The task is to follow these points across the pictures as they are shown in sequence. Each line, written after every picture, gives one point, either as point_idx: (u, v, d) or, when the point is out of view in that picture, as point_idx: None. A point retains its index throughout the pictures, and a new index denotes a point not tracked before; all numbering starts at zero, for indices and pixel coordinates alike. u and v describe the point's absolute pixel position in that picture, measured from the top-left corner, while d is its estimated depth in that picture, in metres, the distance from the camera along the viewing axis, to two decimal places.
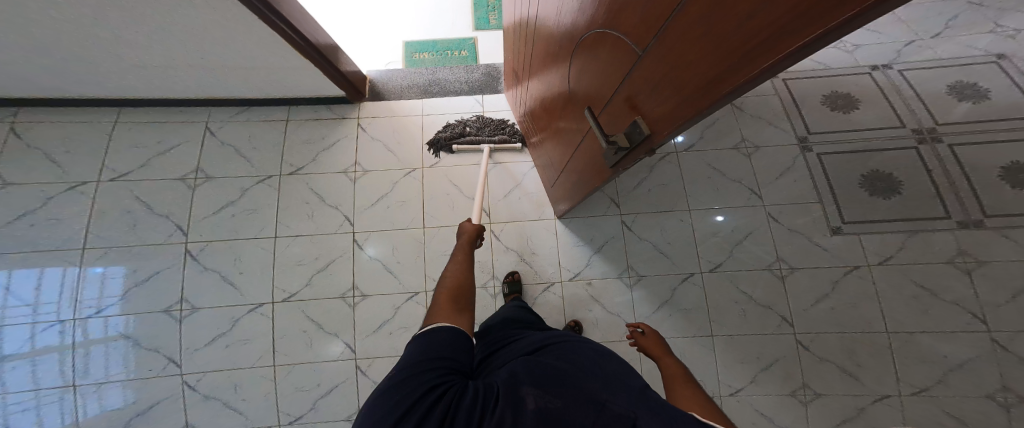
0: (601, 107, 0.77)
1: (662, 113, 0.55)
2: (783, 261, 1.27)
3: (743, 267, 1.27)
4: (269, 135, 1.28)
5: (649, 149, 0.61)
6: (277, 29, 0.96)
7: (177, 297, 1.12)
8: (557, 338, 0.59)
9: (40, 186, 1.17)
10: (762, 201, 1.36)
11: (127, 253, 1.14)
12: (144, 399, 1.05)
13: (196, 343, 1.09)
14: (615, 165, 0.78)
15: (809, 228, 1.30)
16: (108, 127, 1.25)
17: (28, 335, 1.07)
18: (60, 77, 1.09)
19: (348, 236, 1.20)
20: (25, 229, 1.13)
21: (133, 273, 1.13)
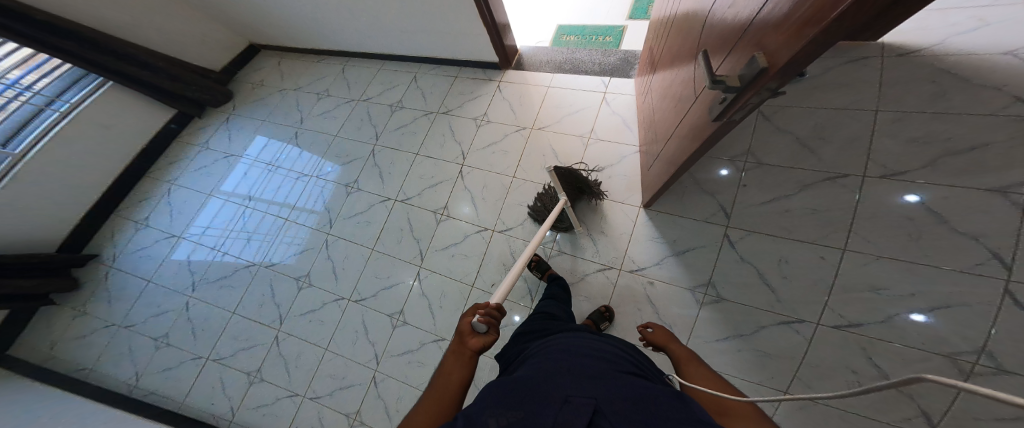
0: (727, 56, 0.72)
1: (787, 41, 0.50)
2: (989, 354, 0.77)
3: (900, 341, 0.88)
4: (441, 86, 1.74)
5: (761, 86, 0.56)
6: (479, 5, 1.37)
7: (353, 180, 1.70)
8: (539, 356, 0.67)
9: (335, 98, 1.98)
10: (1008, 278, 0.78)
11: (343, 148, 1.80)
12: (310, 242, 1.64)
13: (348, 214, 1.64)
14: (721, 114, 0.72)
15: None
16: (374, 70, 1.97)
17: (293, 181, 1.83)
18: (362, 36, 1.85)
19: (457, 166, 1.53)
20: (321, 121, 1.94)
21: (339, 162, 1.78)
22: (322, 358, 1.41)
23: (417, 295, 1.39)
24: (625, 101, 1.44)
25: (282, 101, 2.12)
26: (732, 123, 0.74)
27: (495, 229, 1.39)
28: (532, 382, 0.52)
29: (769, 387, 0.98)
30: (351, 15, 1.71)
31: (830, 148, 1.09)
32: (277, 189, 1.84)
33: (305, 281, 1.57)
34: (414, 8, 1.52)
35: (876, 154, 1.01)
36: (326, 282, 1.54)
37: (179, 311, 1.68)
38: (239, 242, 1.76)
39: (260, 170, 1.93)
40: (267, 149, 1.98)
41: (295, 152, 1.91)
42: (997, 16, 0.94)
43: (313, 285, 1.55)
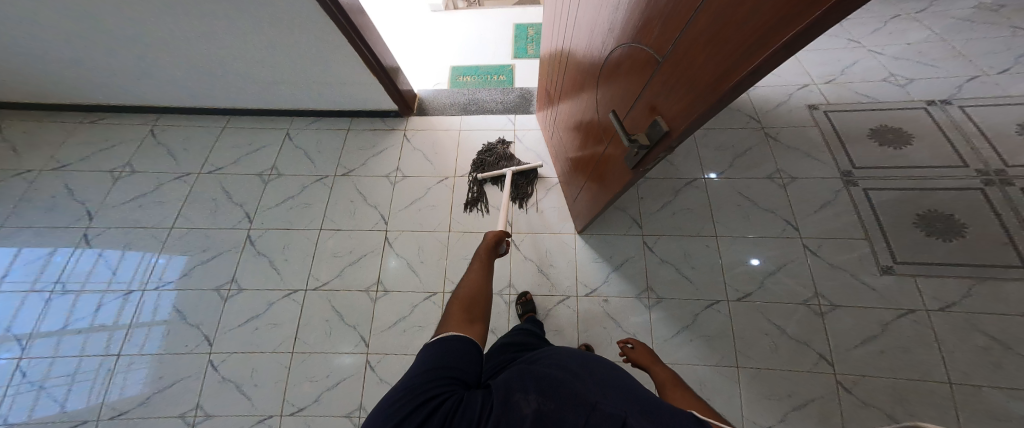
0: (623, 112, 0.86)
1: (678, 112, 0.63)
2: (822, 297, 1.21)
3: (775, 299, 1.24)
4: (329, 141, 1.45)
5: (669, 145, 0.69)
6: (355, 44, 1.16)
7: (228, 278, 1.22)
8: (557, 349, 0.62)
9: (152, 173, 1.37)
10: (798, 234, 1.37)
11: (193, 240, 1.27)
12: (174, 371, 1.09)
13: (234, 324, 1.17)
14: (636, 165, 0.84)
15: (853, 265, 1.26)
16: (216, 130, 1.48)
17: (96, 299, 1.17)
18: (185, 88, 1.36)
19: (382, 232, 1.31)
20: (132, 209, 1.30)
21: (190, 257, 1.25)
22: None
23: (376, 382, 1.11)
24: (534, 137, 1.56)
25: (34, 187, 1.32)
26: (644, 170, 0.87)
27: (446, 292, 1.25)
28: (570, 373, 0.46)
29: (724, 365, 1.16)
30: (163, 57, 1.19)
31: (680, 160, 1.60)
32: (64, 317, 1.15)
33: (197, 414, 1.05)
34: (282, 57, 1.20)
35: (706, 163, 1.58)
36: (227, 405, 1.06)
37: None
38: (24, 400, 1.05)
39: (21, 296, 1.17)
40: (18, 265, 1.20)
41: (87, 259, 1.22)
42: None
43: (212, 416, 1.05)
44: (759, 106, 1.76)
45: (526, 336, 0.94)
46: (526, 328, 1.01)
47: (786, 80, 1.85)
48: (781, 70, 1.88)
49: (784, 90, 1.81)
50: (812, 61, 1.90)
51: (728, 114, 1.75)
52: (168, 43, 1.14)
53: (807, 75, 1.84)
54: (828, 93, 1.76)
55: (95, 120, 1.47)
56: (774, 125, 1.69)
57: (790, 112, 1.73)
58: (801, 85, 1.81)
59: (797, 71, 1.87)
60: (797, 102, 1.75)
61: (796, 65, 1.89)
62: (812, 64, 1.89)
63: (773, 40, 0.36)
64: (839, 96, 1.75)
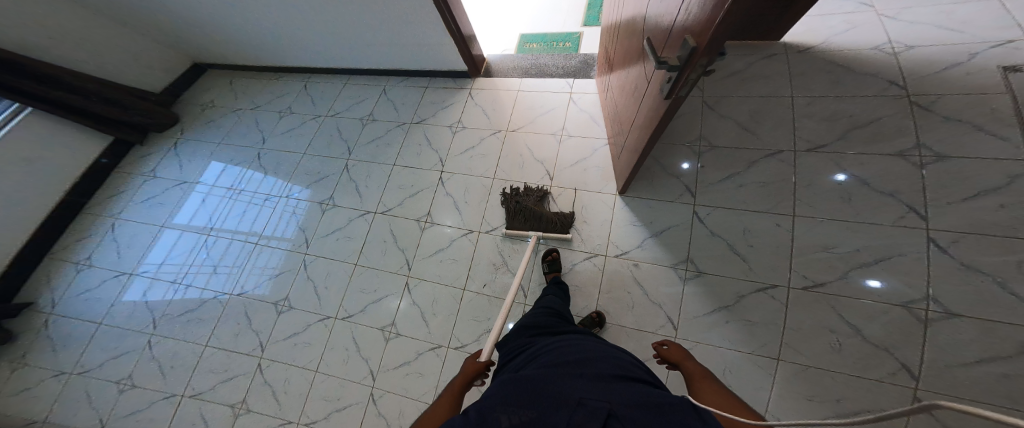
0: (665, 42, 0.85)
1: (706, 20, 0.62)
2: (936, 301, 0.93)
3: (867, 297, 0.99)
4: (412, 97, 1.75)
5: (695, 61, 0.69)
6: (444, 15, 1.42)
7: (329, 197, 1.63)
8: (553, 353, 0.72)
9: (299, 115, 1.91)
10: (926, 225, 1.02)
11: (314, 166, 1.72)
12: (286, 265, 1.54)
13: (327, 231, 1.56)
14: (668, 93, 0.83)
15: (1012, 272, 0.90)
16: (341, 83, 1.94)
17: (259, 202, 1.71)
18: (327, 55, 1.84)
19: (437, 173, 1.53)
20: (286, 139, 1.85)
21: (310, 180, 1.70)
22: (314, 381, 1.31)
23: (408, 305, 1.35)
24: (590, 100, 1.55)
25: (239, 122, 1.98)
26: (678, 103, 0.85)
27: (481, 231, 1.40)
28: (544, 382, 0.60)
29: (763, 356, 1.00)
30: (317, 29, 1.66)
31: (764, 128, 1.36)
32: (241, 214, 1.71)
33: (283, 305, 1.46)
34: (384, 21, 1.52)
35: (801, 133, 1.31)
36: (307, 304, 1.44)
37: (141, 352, 1.50)
38: (202, 278, 1.60)
39: (220, 197, 1.78)
40: (226, 174, 1.83)
41: (259, 174, 1.79)
42: (856, 20, 1.51)
43: (294, 308, 1.45)
44: (909, 69, 1.33)
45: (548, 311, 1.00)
46: (549, 306, 1.03)
47: (969, 36, 1.32)
48: (962, 22, 1.37)
49: (961, 49, 1.31)
50: None
51: (853, 79, 1.38)
52: (320, 18, 1.58)
53: (1014, 28, 1.28)
54: None
55: (274, 78, 2.10)
56: (928, 92, 1.26)
57: (964, 75, 1.25)
58: (1000, 41, 1.28)
59: (996, 22, 1.32)
60: (982, 63, 1.25)
61: (996, 14, 1.33)
62: None
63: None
64: None
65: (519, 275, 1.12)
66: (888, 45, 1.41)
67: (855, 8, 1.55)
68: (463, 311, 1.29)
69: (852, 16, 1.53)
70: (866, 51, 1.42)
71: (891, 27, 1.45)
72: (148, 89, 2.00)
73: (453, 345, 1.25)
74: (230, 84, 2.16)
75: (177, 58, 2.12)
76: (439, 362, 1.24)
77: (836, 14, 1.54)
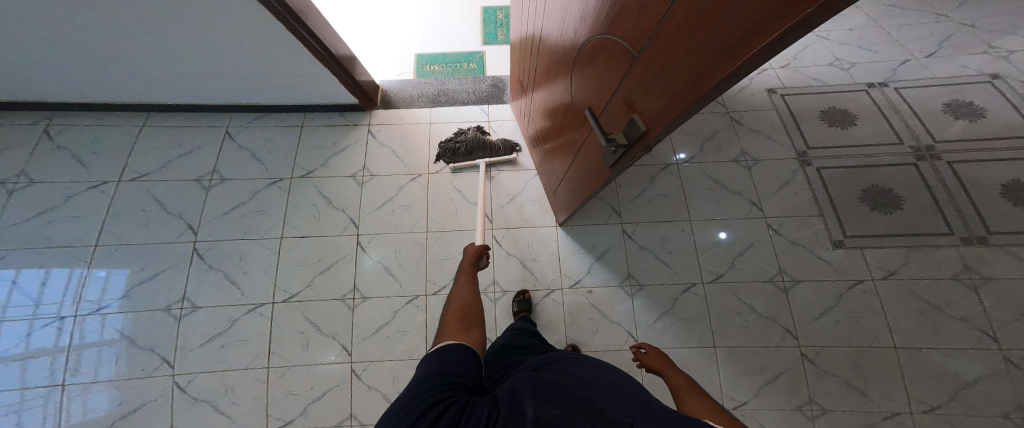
0: (601, 108, 0.85)
1: (656, 113, 0.62)
2: (786, 273, 1.30)
3: (746, 278, 1.30)
4: (284, 139, 1.33)
5: (646, 145, 0.68)
6: (295, 32, 1.01)
7: (179, 296, 1.11)
8: (564, 362, 0.58)
9: (63, 184, 1.21)
10: (763, 215, 1.44)
11: (134, 256, 1.14)
12: (133, 395, 1.00)
13: (193, 344, 1.06)
14: (614, 163, 0.84)
15: (812, 241, 1.36)
16: (132, 130, 1.31)
17: (21, 332, 1.04)
18: (101, 80, 1.17)
19: (354, 236, 1.23)
20: (44, 226, 1.14)
21: (133, 270, 1.12)
22: None
23: (363, 388, 1.06)
24: (509, 127, 1.51)
25: None
26: (623, 167, 0.85)
27: (428, 294, 1.19)
28: (568, 388, 0.46)
29: (703, 347, 1.20)
30: (59, 44, 0.99)
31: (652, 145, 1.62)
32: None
33: None
34: (215, 48, 1.06)
35: (677, 148, 1.62)
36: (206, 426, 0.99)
37: None
38: None
39: None
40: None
41: None
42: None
43: None
44: (724, 91, 1.81)
45: (524, 335, 0.99)
46: (522, 327, 1.05)
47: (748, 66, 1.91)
48: None
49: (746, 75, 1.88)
50: None
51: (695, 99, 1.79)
52: (61, 30, 0.95)
53: (767, 61, 1.92)
54: (785, 78, 1.85)
55: None
56: (738, 110, 1.75)
57: (752, 96, 1.80)
58: (761, 71, 1.89)
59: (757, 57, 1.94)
60: (757, 86, 1.82)
61: None
62: None
63: (746, 51, 0.34)
64: (795, 80, 1.85)
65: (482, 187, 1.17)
66: None
67: None
68: None
69: None
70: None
71: None
72: None
73: None
74: None
75: None
76: None
77: None
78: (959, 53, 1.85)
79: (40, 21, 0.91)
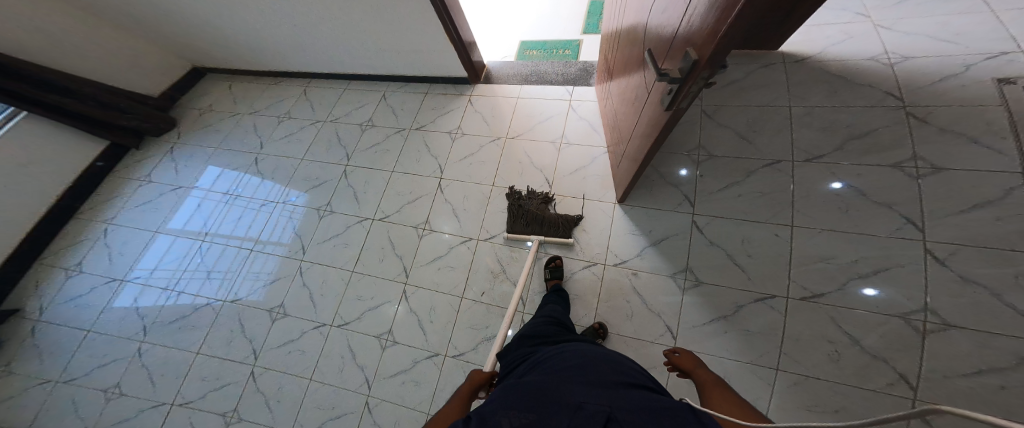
0: (666, 53, 0.85)
1: (708, 34, 0.63)
2: (934, 313, 0.93)
3: (865, 307, 0.99)
4: (412, 103, 1.75)
5: (697, 74, 0.69)
6: (443, 19, 1.41)
7: (325, 203, 1.62)
8: (554, 359, 0.71)
9: (298, 120, 1.90)
10: (923, 236, 1.02)
11: (313, 171, 1.71)
12: (281, 272, 1.52)
13: (323, 238, 1.55)
14: (669, 105, 0.84)
15: (1006, 286, 0.91)
16: (339, 90, 1.93)
17: (254, 210, 1.70)
18: (326, 58, 1.83)
19: (436, 180, 1.53)
20: (285, 143, 1.84)
21: (310, 186, 1.68)
22: (308, 388, 1.29)
23: (406, 312, 1.33)
24: (590, 107, 1.55)
25: (236, 126, 1.97)
26: (679, 113, 0.85)
27: (480, 239, 1.40)
28: (548, 390, 0.58)
29: (761, 365, 1.00)
30: (315, 33, 1.64)
31: (762, 137, 1.37)
32: (235, 220, 1.69)
33: (279, 312, 1.45)
34: (384, 30, 1.54)
35: (799, 144, 1.32)
36: (303, 310, 1.43)
37: (131, 359, 1.48)
38: (196, 281, 1.58)
39: (215, 203, 1.76)
40: (222, 179, 1.82)
41: (256, 180, 1.78)
42: (854, 31, 1.53)
43: (288, 315, 1.43)
44: (906, 81, 1.34)
45: (550, 324, 0.97)
46: (551, 313, 1.03)
47: (965, 47, 1.35)
48: (960, 33, 1.38)
49: (957, 60, 1.33)
50: (1022, 21, 1.34)
51: (851, 90, 1.39)
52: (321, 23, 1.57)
53: (1008, 41, 1.31)
54: None
55: (279, 83, 2.08)
56: (923, 104, 1.27)
57: (961, 87, 1.26)
58: (994, 54, 1.30)
59: (989, 35, 1.34)
60: (976, 75, 1.27)
61: (985, 27, 1.36)
62: (1022, 24, 1.33)
63: None
64: None
65: (522, 279, 1.14)
66: (883, 55, 1.43)
67: (853, 18, 1.57)
68: (460, 319, 1.28)
69: (850, 27, 1.54)
70: (863, 61, 1.44)
71: (888, 38, 1.46)
72: (146, 94, 1.99)
73: (451, 354, 1.23)
74: (229, 88, 2.15)
75: (172, 61, 2.10)
76: (436, 371, 1.22)
77: (834, 24, 1.56)
78: None
79: (312, 18, 1.54)
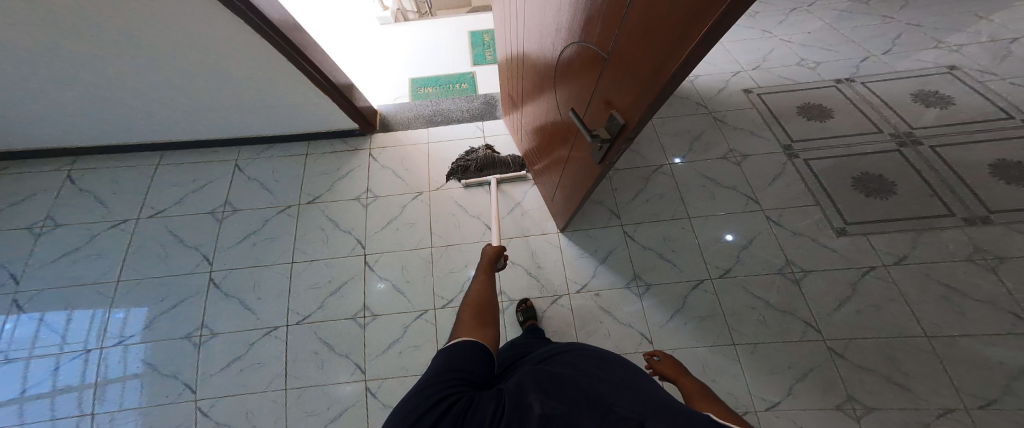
0: (583, 109, 0.89)
1: (630, 104, 0.65)
2: (794, 264, 1.31)
3: (754, 272, 1.31)
4: (290, 167, 1.36)
5: (626, 137, 0.71)
6: (298, 64, 1.07)
7: (198, 325, 1.09)
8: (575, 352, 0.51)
9: (89, 223, 1.23)
10: (760, 207, 1.47)
11: (148, 290, 1.14)
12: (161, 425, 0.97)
13: (213, 370, 1.03)
14: (600, 159, 0.86)
15: (813, 230, 1.39)
16: (149, 169, 1.35)
17: (51, 367, 1.03)
18: (113, 121, 1.21)
19: (360, 257, 1.22)
20: (68, 265, 1.16)
21: (153, 306, 1.11)
22: None
23: (380, 408, 1.00)
24: (505, 142, 1.55)
25: None
26: (611, 163, 0.87)
27: (436, 308, 1.16)
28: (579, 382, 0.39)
29: (722, 344, 1.18)
30: (69, 83, 1.02)
31: (643, 148, 1.68)
32: (18, 385, 1.01)
33: None
34: (219, 81, 1.09)
35: (667, 150, 1.67)
36: None
37: None
38: None
39: None
40: None
41: (28, 325, 1.08)
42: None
43: None
44: (704, 94, 1.90)
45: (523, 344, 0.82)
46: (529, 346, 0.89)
47: (722, 69, 2.01)
48: (715, 58, 2.06)
49: (722, 78, 1.97)
50: (741, 50, 2.10)
51: (677, 102, 1.87)
52: (81, 69, 0.99)
53: (737, 64, 2.03)
54: (759, 79, 1.95)
55: (17, 173, 1.32)
56: (720, 110, 1.83)
57: (729, 97, 1.89)
58: (734, 73, 1.99)
59: (729, 60, 2.05)
60: (734, 88, 1.91)
61: (726, 55, 2.07)
62: (742, 53, 2.08)
63: (698, 26, 0.40)
64: (768, 80, 1.95)
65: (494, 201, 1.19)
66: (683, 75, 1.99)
67: None
68: None
69: None
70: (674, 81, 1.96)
71: None
72: None
73: None
74: None
75: None
76: None
77: None
78: (917, 48, 1.98)
79: (58, 63, 0.95)
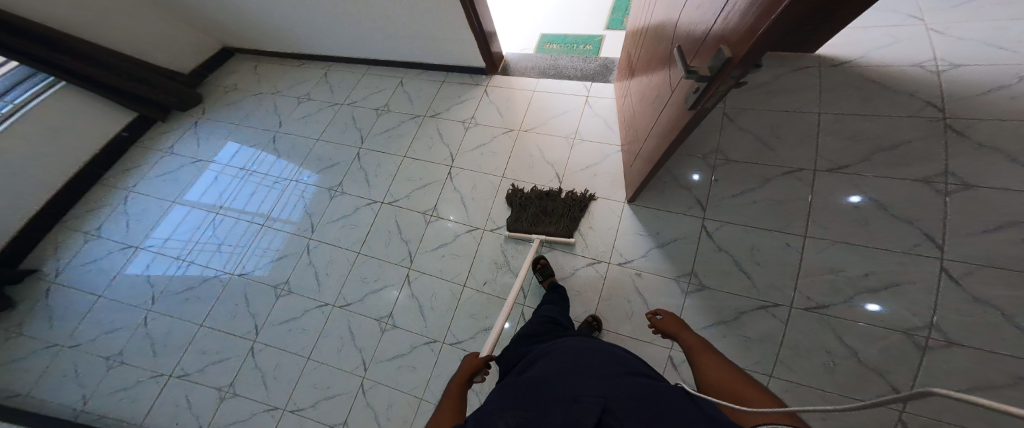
0: (694, 51, 0.78)
1: (745, 33, 0.56)
2: (936, 328, 0.89)
3: (864, 320, 0.98)
4: (428, 90, 1.77)
5: (727, 74, 0.62)
6: (467, 12, 1.43)
7: (337, 184, 1.66)
8: (554, 352, 0.64)
9: (317, 102, 1.94)
10: (942, 255, 0.92)
11: (326, 152, 1.75)
12: (288, 249, 1.57)
13: (332, 218, 1.59)
14: (694, 103, 0.77)
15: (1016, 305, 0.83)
16: (358, 74, 1.96)
17: (265, 188, 1.75)
18: (352, 45, 1.88)
19: (446, 168, 1.54)
20: (303, 123, 1.88)
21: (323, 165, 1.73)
22: (305, 368, 1.33)
23: (408, 296, 1.36)
24: (606, 105, 1.53)
25: (257, 105, 2.03)
26: (704, 111, 0.78)
27: (485, 229, 1.40)
28: (546, 382, 0.51)
29: (755, 371, 1.03)
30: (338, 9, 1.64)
31: (784, 144, 1.22)
32: (248, 195, 1.75)
33: (284, 289, 1.49)
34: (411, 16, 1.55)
35: (824, 152, 1.15)
36: (308, 287, 1.47)
37: (137, 326, 1.54)
38: (208, 253, 1.64)
39: (231, 177, 1.83)
40: (239, 155, 1.88)
41: (270, 158, 1.83)
42: (903, 33, 1.18)
43: (293, 292, 1.47)
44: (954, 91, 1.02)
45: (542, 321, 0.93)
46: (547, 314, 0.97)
47: None
48: None
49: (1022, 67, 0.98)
50: None
51: (886, 98, 1.11)
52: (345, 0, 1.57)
53: None
54: None
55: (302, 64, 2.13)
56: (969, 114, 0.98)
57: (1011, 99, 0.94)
58: None
59: None
60: None
61: None
62: None
63: None
64: None
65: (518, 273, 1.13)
66: (930, 62, 1.09)
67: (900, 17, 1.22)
68: (461, 310, 1.29)
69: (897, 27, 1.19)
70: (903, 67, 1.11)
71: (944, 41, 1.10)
72: (175, 70, 2.07)
73: (450, 342, 1.25)
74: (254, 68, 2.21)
75: (204, 41, 2.18)
76: (433, 358, 1.24)
77: (873, 24, 1.23)
78: None
79: None
